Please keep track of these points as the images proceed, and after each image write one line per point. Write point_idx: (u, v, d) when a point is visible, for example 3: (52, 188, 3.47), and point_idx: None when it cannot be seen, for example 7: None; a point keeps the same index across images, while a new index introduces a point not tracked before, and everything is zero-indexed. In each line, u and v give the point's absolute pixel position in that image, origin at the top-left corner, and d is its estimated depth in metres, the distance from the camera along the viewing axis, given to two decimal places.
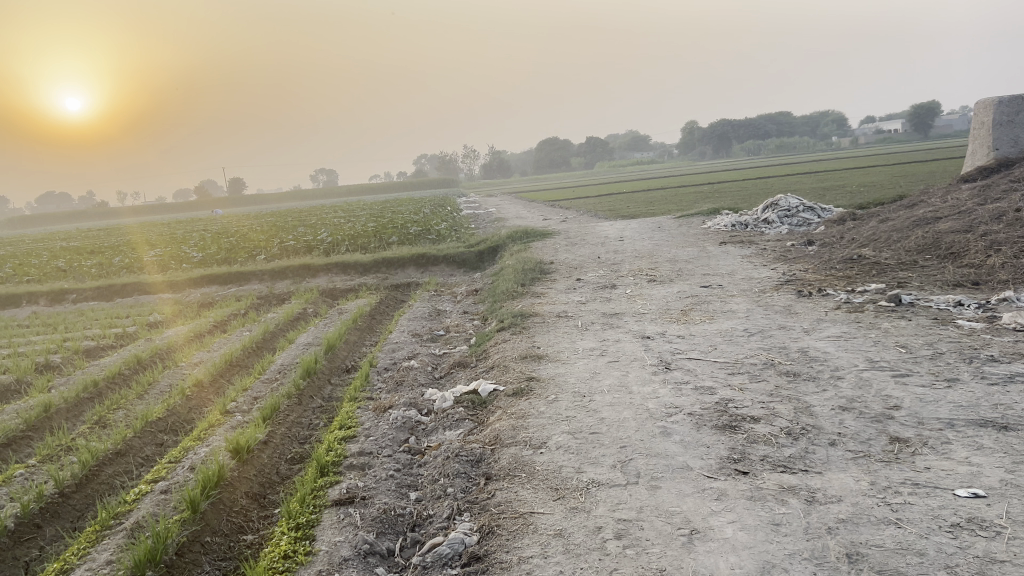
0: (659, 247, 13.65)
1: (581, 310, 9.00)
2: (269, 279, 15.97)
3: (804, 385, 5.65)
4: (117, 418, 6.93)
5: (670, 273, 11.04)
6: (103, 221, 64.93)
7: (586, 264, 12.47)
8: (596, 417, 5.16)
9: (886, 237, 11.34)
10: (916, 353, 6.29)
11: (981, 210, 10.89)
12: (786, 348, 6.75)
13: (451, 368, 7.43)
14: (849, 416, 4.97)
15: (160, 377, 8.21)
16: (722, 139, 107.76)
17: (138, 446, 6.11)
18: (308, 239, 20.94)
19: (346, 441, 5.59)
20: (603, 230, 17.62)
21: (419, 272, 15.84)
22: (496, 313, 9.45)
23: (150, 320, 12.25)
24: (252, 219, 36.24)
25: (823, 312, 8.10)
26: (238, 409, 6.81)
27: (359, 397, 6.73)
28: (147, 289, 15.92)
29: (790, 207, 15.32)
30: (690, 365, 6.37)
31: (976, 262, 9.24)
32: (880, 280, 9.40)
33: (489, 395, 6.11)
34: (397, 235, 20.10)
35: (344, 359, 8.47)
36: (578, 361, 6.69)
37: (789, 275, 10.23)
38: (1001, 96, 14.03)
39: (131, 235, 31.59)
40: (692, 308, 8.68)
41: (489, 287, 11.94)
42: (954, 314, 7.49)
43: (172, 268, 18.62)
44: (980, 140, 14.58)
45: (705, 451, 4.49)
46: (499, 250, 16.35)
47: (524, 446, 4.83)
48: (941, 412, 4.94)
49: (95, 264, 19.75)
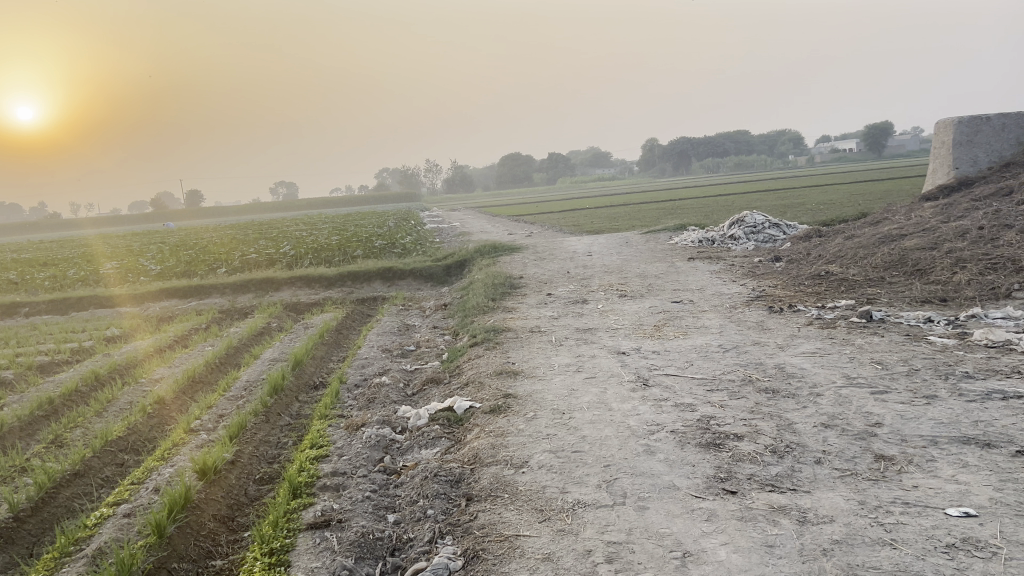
0: (628, 262, 13.64)
1: (554, 325, 8.91)
2: (231, 293, 15.65)
3: (784, 402, 5.59)
4: (74, 437, 6.65)
5: (640, 289, 11.00)
6: (54, 233, 63.31)
7: (555, 279, 12.38)
8: (577, 435, 5.05)
9: (853, 254, 11.44)
10: (892, 370, 6.28)
11: (945, 227, 11.04)
12: (762, 364, 6.71)
13: (424, 384, 7.27)
14: (832, 433, 4.92)
15: (119, 394, 7.93)
16: (682, 156, 109.11)
17: (97, 467, 5.86)
18: (270, 252, 20.64)
19: (318, 461, 5.40)
20: (570, 245, 17.58)
21: (386, 286, 15.65)
22: (468, 328, 9.32)
23: (107, 334, 11.89)
24: (212, 231, 35.73)
25: (796, 328, 8.09)
26: (202, 428, 6.57)
27: (330, 415, 6.54)
28: (104, 303, 15.49)
29: (756, 223, 15.41)
30: (668, 381, 6.29)
31: (943, 279, 9.34)
32: (850, 296, 9.45)
33: (466, 413, 5.96)
34: (362, 249, 19.86)
35: (312, 375, 8.26)
36: (555, 377, 6.58)
37: (759, 291, 10.26)
38: (960, 117, 14.31)
39: (89, 246, 30.99)
40: (665, 324, 8.63)
41: (458, 301, 11.81)
42: (925, 331, 7.53)
43: (130, 281, 18.18)
44: (940, 159, 14.83)
45: (691, 470, 4.40)
46: (467, 264, 16.24)
47: (504, 465, 4.70)
48: (924, 429, 4.92)
49: (49, 276, 19.22)
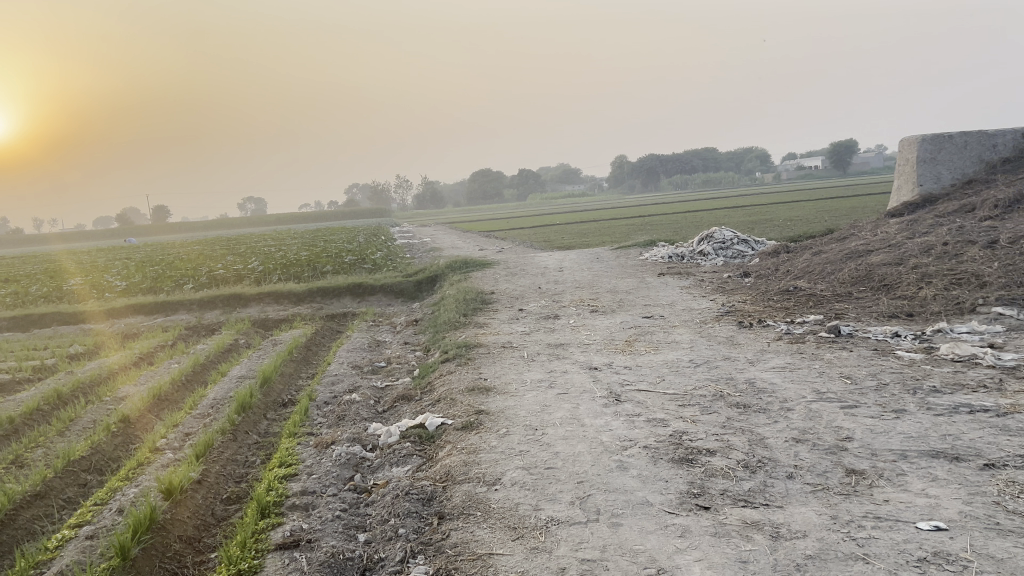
0: (599, 277, 13.67)
1: (526, 340, 8.89)
2: (198, 309, 15.45)
3: (756, 417, 5.61)
4: (35, 457, 6.50)
5: (612, 304, 11.03)
6: (16, 249, 62.14)
7: (527, 294, 12.38)
8: (550, 451, 5.02)
9: (821, 269, 11.57)
10: (861, 384, 6.33)
11: (910, 243, 11.21)
12: (733, 379, 6.73)
13: (395, 401, 7.20)
14: (803, 448, 4.94)
15: (83, 413, 7.76)
16: (651, 173, 110.09)
17: (59, 487, 5.72)
18: (239, 267, 20.44)
19: (287, 480, 5.31)
20: (541, 260, 17.60)
21: (356, 301, 15.55)
22: (439, 344, 9.27)
23: (70, 351, 11.67)
24: (179, 246, 35.35)
25: (766, 343, 8.14)
26: (168, 447, 6.45)
27: (299, 433, 6.45)
28: (67, 319, 15.21)
29: (725, 239, 15.55)
30: (640, 397, 6.28)
31: (909, 294, 9.47)
32: (818, 311, 9.55)
33: (437, 429, 5.91)
34: (331, 264, 19.73)
35: (281, 392, 8.15)
36: (527, 393, 6.55)
37: (729, 306, 10.32)
38: (924, 135, 14.57)
39: (51, 262, 30.47)
40: (636, 339, 8.64)
41: (430, 317, 11.76)
42: (893, 346, 7.61)
43: (94, 296, 17.89)
44: (905, 176, 15.07)
45: (664, 486, 4.39)
46: (437, 280, 16.19)
47: (477, 482, 4.65)
48: (893, 443, 4.95)
49: (11, 292, 18.86)
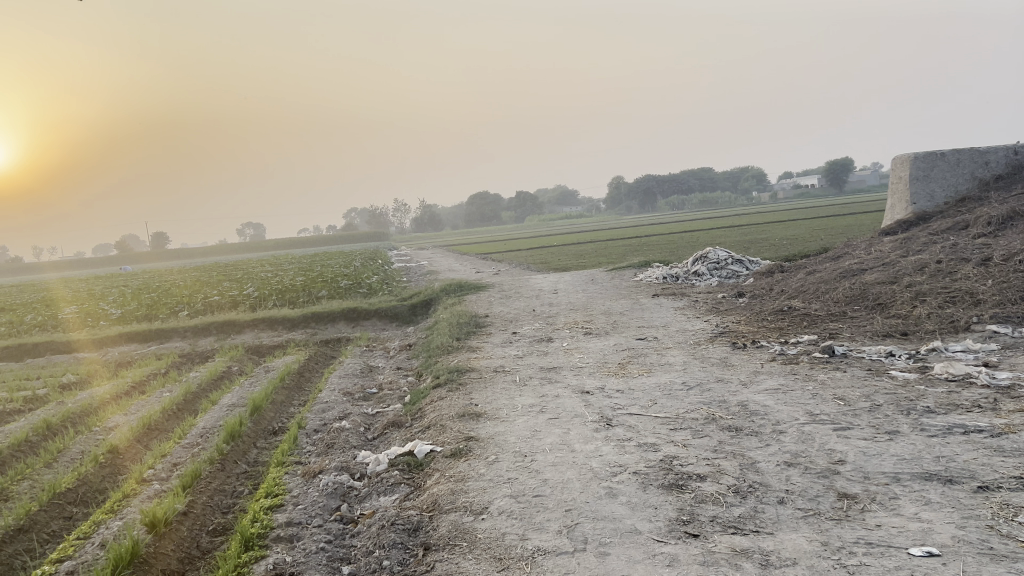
0: (593, 299, 13.62)
1: (518, 364, 8.83)
2: (192, 336, 15.39)
3: (747, 441, 5.54)
4: (21, 490, 6.42)
5: (606, 326, 10.97)
6: (13, 277, 62.07)
7: (521, 317, 12.33)
8: (539, 478, 4.96)
9: (815, 289, 11.53)
10: (855, 406, 6.27)
11: (904, 261, 11.19)
12: (726, 402, 6.66)
13: (385, 428, 7.13)
14: (795, 472, 4.87)
15: (71, 444, 7.68)
16: (647, 193, 110.44)
17: (43, 521, 5.64)
18: (234, 293, 20.39)
19: (273, 511, 5.24)
20: (536, 282, 17.58)
21: (350, 326, 15.49)
22: (431, 368, 9.20)
23: (62, 381, 11.60)
24: (176, 273, 35.33)
25: (759, 364, 8.09)
26: (155, 477, 6.37)
27: (287, 462, 6.38)
28: (60, 348, 15.13)
29: (719, 259, 15.53)
30: (631, 421, 6.22)
31: (903, 312, 9.43)
32: (812, 331, 9.50)
33: (426, 457, 5.85)
34: (327, 289, 19.69)
35: (271, 420, 8.07)
36: (518, 418, 6.48)
37: (723, 327, 10.27)
38: (916, 153, 14.61)
39: (47, 290, 30.42)
40: (629, 362, 8.58)
41: (423, 341, 11.69)
42: (887, 365, 7.56)
43: (89, 325, 17.83)
44: (898, 194, 15.08)
45: (654, 513, 4.32)
46: (432, 304, 16.15)
47: (464, 512, 4.58)
48: (886, 466, 4.89)
49: (5, 321, 18.77)
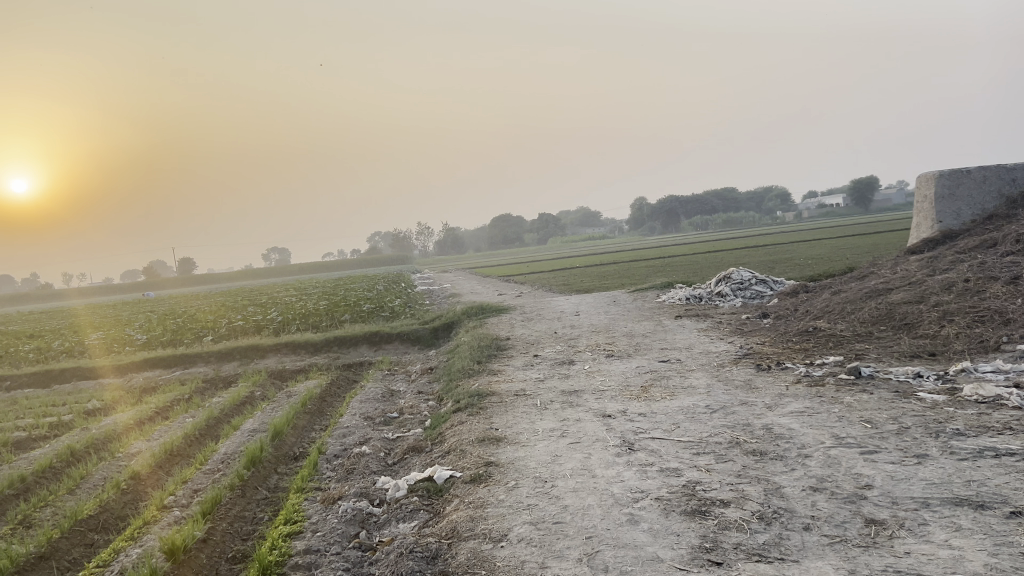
0: (615, 321, 13.54)
1: (540, 388, 8.76)
2: (216, 361, 15.48)
3: (772, 465, 5.44)
4: (44, 517, 6.44)
5: (628, 348, 10.89)
6: (44, 304, 63.24)
7: (543, 340, 12.27)
8: (559, 505, 4.89)
9: (840, 309, 11.38)
10: (882, 429, 6.14)
11: (931, 281, 11.02)
12: (750, 426, 6.55)
13: (405, 453, 7.09)
14: (821, 497, 4.76)
15: (93, 471, 7.71)
16: (670, 214, 110.29)
17: (65, 548, 5.64)
18: (258, 318, 20.52)
19: (291, 538, 5.21)
20: (558, 304, 17.53)
21: (373, 350, 15.51)
22: (452, 393, 9.15)
23: (88, 407, 11.68)
24: (201, 298, 35.68)
25: (784, 386, 7.96)
26: (176, 504, 6.37)
27: (307, 488, 6.35)
28: (86, 374, 15.27)
29: (743, 280, 15.39)
30: (653, 445, 6.13)
31: (931, 332, 9.27)
32: (838, 352, 9.36)
33: (446, 483, 5.80)
34: (349, 313, 19.76)
35: (292, 446, 8.06)
36: (538, 443, 6.41)
37: (747, 348, 10.16)
38: (941, 171, 14.45)
39: (76, 316, 30.83)
40: (652, 385, 8.48)
41: (444, 365, 11.66)
42: (915, 387, 7.42)
43: (115, 351, 18.00)
44: (923, 212, 14.89)
45: (676, 540, 4.23)
46: (454, 326, 16.15)
47: (483, 539, 4.52)
48: (915, 491, 4.77)
49: (33, 348, 18.99)
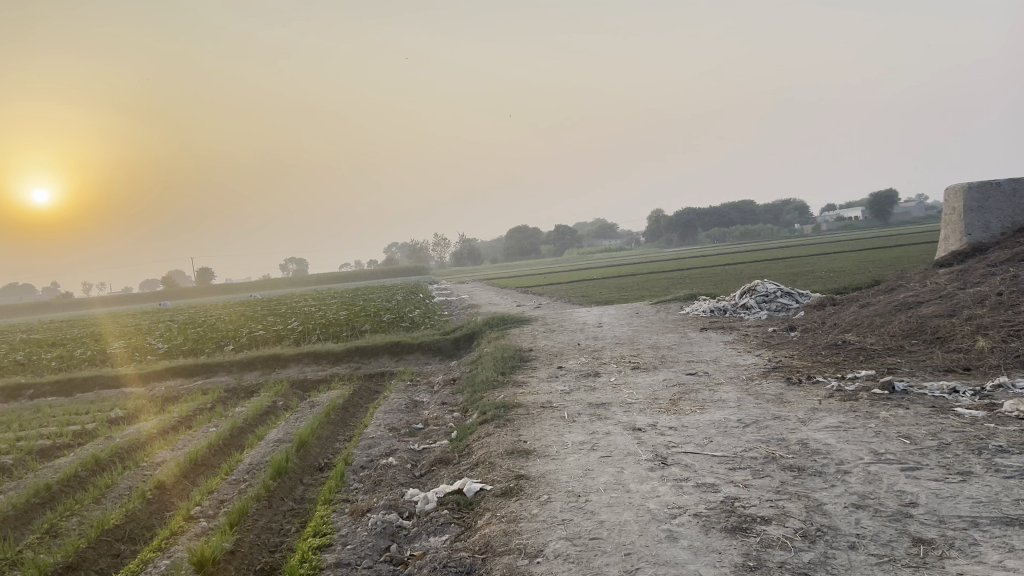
0: (639, 333, 13.40)
1: (566, 400, 8.66)
2: (238, 370, 15.48)
3: (811, 481, 5.32)
4: (69, 526, 6.40)
5: (654, 361, 10.77)
6: (65, 312, 63.78)
7: (566, 351, 12.17)
8: (595, 520, 4.79)
9: (869, 323, 11.21)
10: (922, 445, 5.99)
11: (962, 294, 10.84)
12: (785, 441, 6.41)
13: (432, 465, 7.01)
14: (865, 515, 4.64)
15: (119, 480, 7.67)
16: (687, 227, 110.09)
17: (92, 558, 5.59)
18: (278, 328, 20.53)
19: (321, 551, 5.13)
20: (579, 316, 17.42)
21: (394, 360, 15.45)
22: (477, 404, 9.06)
23: (111, 415, 11.67)
24: (221, 308, 35.84)
25: (816, 401, 7.81)
26: (202, 514, 6.31)
27: (335, 499, 6.28)
28: (108, 383, 15.29)
29: (768, 292, 15.23)
30: (687, 460, 6.02)
31: (964, 347, 9.10)
32: (869, 366, 9.20)
33: (476, 496, 5.71)
34: (370, 323, 19.72)
35: (317, 456, 7.99)
36: (569, 456, 6.31)
37: (775, 362, 10.01)
38: (970, 183, 14.27)
39: (98, 325, 31.08)
40: (681, 398, 8.36)
41: (468, 376, 11.58)
42: (951, 402, 7.25)
43: (137, 360, 18.06)
44: (952, 226, 14.70)
45: (718, 558, 4.12)
46: (475, 337, 16.07)
47: (518, 554, 4.43)
48: (962, 509, 4.63)
49: (56, 356, 19.08)
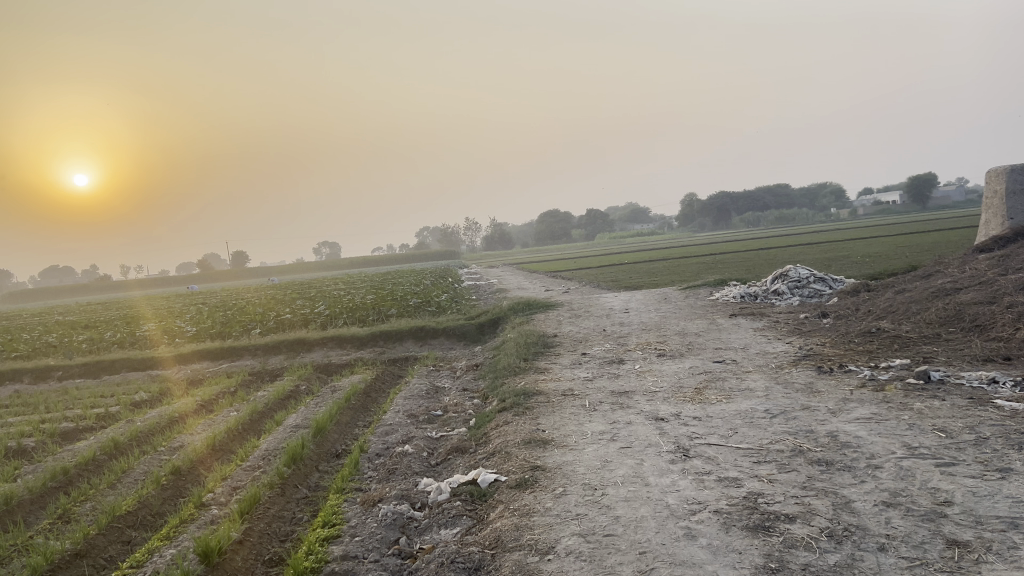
0: (666, 319, 13.13)
1: (588, 388, 8.45)
2: (263, 354, 15.47)
3: (840, 476, 5.08)
4: (83, 511, 6.34)
5: (680, 348, 10.51)
6: (100, 295, 64.92)
7: (591, 337, 11.94)
8: (610, 515, 4.59)
9: (904, 310, 10.84)
10: (958, 439, 5.71)
11: (1002, 281, 10.44)
12: (813, 433, 6.16)
13: (448, 454, 6.85)
14: (896, 514, 4.39)
15: (135, 464, 7.62)
16: (720, 212, 109.02)
17: (101, 545, 5.51)
18: (305, 312, 20.53)
19: (329, 543, 5.00)
20: (607, 301, 17.14)
21: (418, 345, 15.33)
22: (498, 392, 8.88)
23: (135, 398, 11.67)
24: (251, 291, 36.04)
25: (848, 391, 7.52)
26: (214, 502, 6.21)
27: (347, 488, 6.14)
28: (135, 365, 15.34)
29: (800, 278, 14.86)
30: (710, 452, 5.79)
31: (1004, 335, 8.74)
32: (904, 355, 8.87)
33: (490, 487, 5.54)
34: (396, 308, 19.62)
35: (334, 443, 7.87)
36: (587, 447, 6.11)
37: (806, 349, 9.71)
38: (1013, 165, 13.78)
39: (130, 308, 31.51)
40: (706, 387, 8.11)
41: (490, 362, 11.40)
42: (990, 394, 6.92)
43: (165, 343, 18.13)
44: (993, 209, 14.22)
45: (737, 559, 3.91)
46: (500, 322, 15.89)
47: (529, 551, 4.25)
48: (1000, 509, 4.36)
49: (86, 338, 19.23)
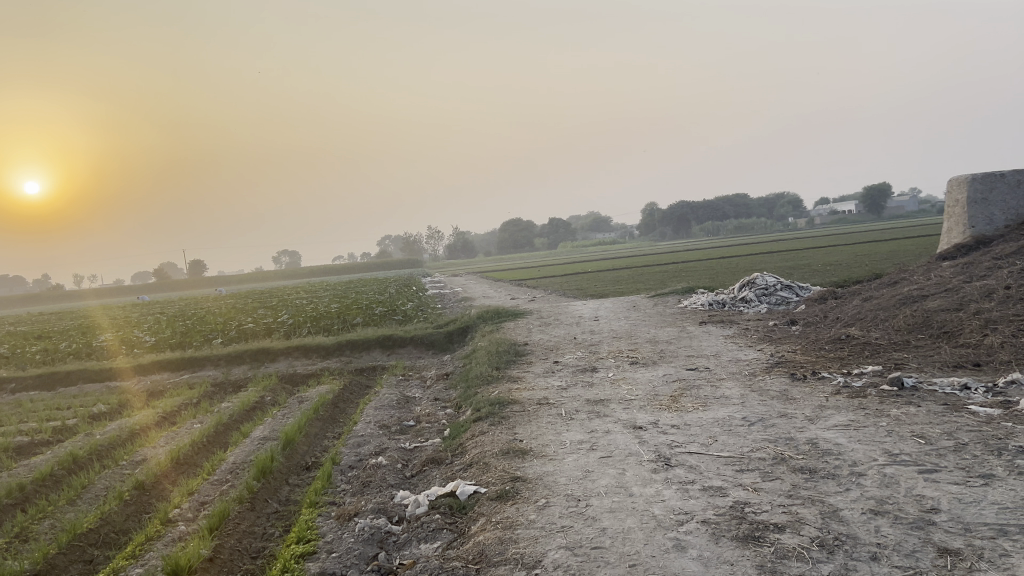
0: (636, 327, 13.09)
1: (563, 396, 8.36)
2: (225, 364, 15.12)
3: (824, 484, 5.03)
4: (42, 529, 6.07)
5: (652, 355, 10.46)
6: (52, 303, 63.35)
7: (562, 345, 11.85)
8: (597, 527, 4.48)
9: (873, 317, 10.92)
10: (937, 445, 5.70)
11: (968, 287, 10.56)
12: (794, 441, 6.11)
13: (424, 465, 6.70)
14: (884, 522, 4.34)
15: (95, 479, 7.34)
16: (681, 221, 110.00)
17: (62, 565, 5.25)
18: (268, 321, 20.16)
19: (304, 560, 4.83)
20: (576, 309, 17.07)
21: (385, 355, 15.12)
22: (471, 401, 8.74)
23: (93, 411, 11.31)
24: (211, 300, 35.43)
25: (823, 398, 7.51)
26: (181, 518, 5.99)
27: (320, 503, 5.96)
28: (91, 376, 14.89)
29: (768, 286, 14.93)
30: (692, 461, 5.72)
31: (972, 342, 8.82)
32: (876, 361, 8.91)
33: (469, 499, 5.40)
34: (361, 317, 19.33)
35: (304, 455, 7.67)
36: (566, 457, 6.01)
37: (778, 357, 9.71)
38: (974, 174, 13.99)
39: (85, 317, 30.77)
40: (682, 395, 8.06)
41: (460, 371, 11.25)
42: (964, 400, 6.96)
43: (122, 353, 17.64)
44: (955, 218, 14.45)
45: (730, 570, 3.82)
46: (469, 331, 15.74)
47: (515, 565, 4.12)
48: (988, 516, 4.33)
49: (39, 349, 18.65)
